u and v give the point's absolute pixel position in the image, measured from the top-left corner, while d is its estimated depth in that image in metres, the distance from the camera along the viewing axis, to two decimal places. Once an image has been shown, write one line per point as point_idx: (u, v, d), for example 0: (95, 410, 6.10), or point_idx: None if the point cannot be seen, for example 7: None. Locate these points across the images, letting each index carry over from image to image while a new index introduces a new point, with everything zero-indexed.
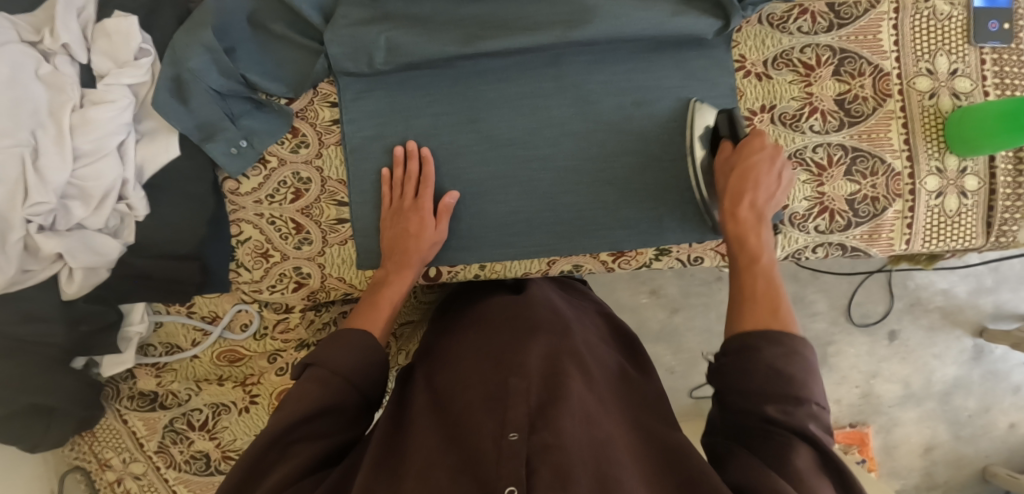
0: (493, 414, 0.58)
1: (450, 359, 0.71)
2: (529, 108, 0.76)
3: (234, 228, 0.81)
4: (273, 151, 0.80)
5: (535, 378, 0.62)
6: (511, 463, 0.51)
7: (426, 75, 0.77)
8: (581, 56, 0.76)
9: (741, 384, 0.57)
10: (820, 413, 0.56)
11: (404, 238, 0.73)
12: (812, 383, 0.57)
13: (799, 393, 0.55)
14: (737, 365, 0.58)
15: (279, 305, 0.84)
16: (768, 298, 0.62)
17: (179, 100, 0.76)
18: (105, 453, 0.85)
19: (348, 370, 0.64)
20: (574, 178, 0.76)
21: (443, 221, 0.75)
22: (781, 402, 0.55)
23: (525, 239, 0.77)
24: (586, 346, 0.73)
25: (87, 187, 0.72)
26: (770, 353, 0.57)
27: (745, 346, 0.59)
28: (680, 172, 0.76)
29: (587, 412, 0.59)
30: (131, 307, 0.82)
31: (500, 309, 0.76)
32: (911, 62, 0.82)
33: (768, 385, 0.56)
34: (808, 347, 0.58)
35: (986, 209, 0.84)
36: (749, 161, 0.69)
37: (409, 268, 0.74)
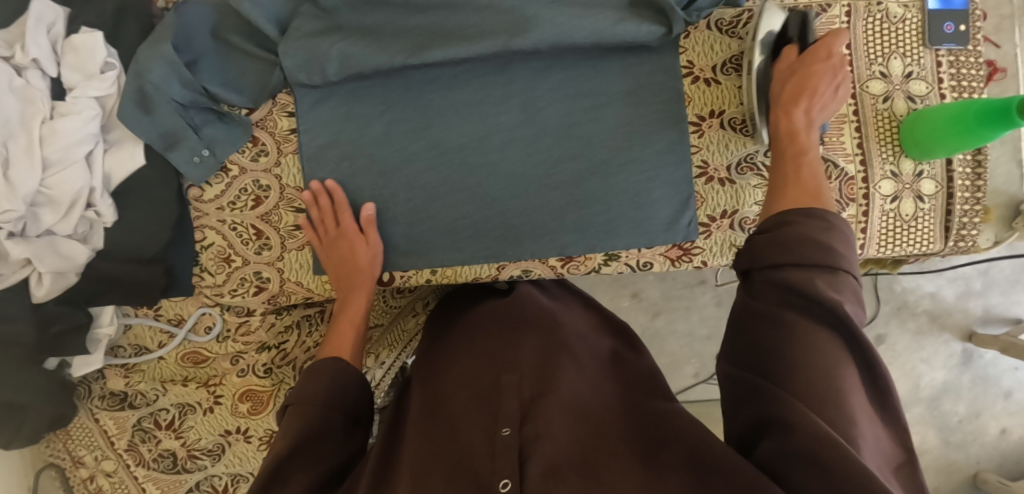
0: (486, 411, 0.64)
1: (447, 360, 0.77)
2: (477, 116, 0.78)
3: (198, 234, 0.84)
4: (234, 160, 0.82)
5: (525, 375, 0.67)
6: (505, 456, 0.56)
7: (379, 84, 0.79)
8: (528, 63, 0.77)
9: (781, 257, 0.55)
10: (855, 285, 0.54)
11: (344, 263, 0.78)
12: (846, 254, 0.55)
13: (835, 263, 0.54)
14: (774, 239, 0.57)
15: (241, 309, 0.86)
16: (805, 184, 0.63)
17: (143, 110, 0.79)
18: (78, 451, 0.90)
19: (322, 397, 0.67)
20: (522, 184, 0.78)
21: (372, 235, 0.79)
22: (826, 277, 0.53)
23: (474, 244, 0.79)
24: (580, 341, 0.78)
25: (54, 195, 0.76)
26: (809, 227, 0.56)
27: (783, 223, 0.58)
28: (629, 176, 0.77)
29: (575, 402, 0.64)
30: (101, 309, 0.85)
31: (493, 315, 0.82)
32: (864, 65, 0.81)
33: (810, 257, 0.54)
34: (844, 220, 0.57)
35: (944, 213, 0.83)
36: (812, 65, 0.70)
37: (362, 287, 0.79)
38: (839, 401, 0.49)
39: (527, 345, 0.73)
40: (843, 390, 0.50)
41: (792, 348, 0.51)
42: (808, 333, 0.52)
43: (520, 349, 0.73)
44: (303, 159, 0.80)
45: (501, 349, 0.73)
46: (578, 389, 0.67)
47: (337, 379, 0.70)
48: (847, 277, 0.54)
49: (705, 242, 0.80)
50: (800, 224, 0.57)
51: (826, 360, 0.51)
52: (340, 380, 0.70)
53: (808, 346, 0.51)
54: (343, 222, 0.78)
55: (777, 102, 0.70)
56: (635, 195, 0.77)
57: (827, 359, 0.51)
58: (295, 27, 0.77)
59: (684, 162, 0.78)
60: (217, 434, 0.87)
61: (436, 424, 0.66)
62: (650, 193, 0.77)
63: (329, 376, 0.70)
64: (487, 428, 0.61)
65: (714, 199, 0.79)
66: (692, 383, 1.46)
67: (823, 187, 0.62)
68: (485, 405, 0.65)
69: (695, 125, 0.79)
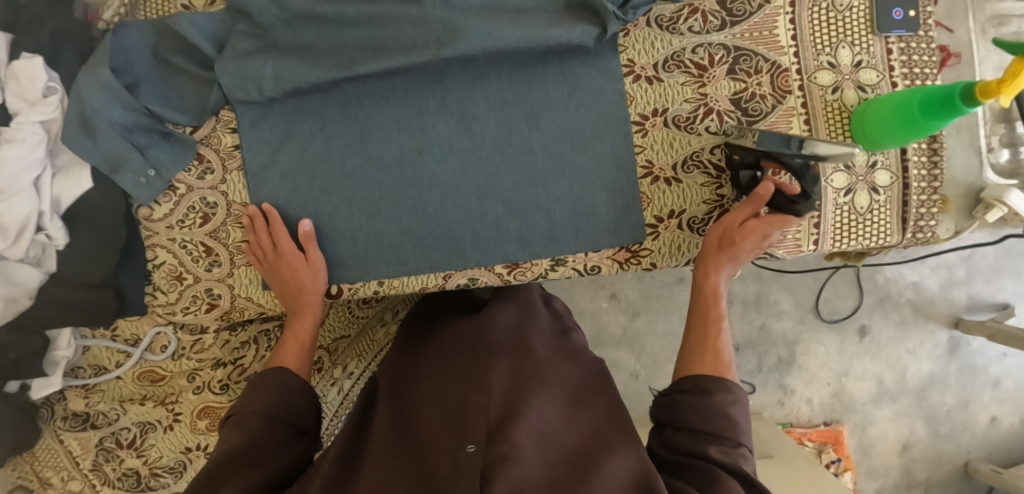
0: (453, 431, 0.66)
1: (418, 376, 0.79)
2: (415, 126, 0.78)
3: (151, 254, 0.85)
4: (181, 179, 0.82)
5: (494, 393, 0.70)
6: (467, 476, 0.58)
7: (317, 99, 0.79)
8: (464, 72, 0.77)
9: (693, 418, 0.66)
10: (750, 457, 0.65)
11: (285, 286, 0.79)
12: (742, 425, 0.67)
13: (732, 432, 0.65)
14: (694, 401, 0.67)
15: (194, 327, 0.86)
16: (715, 350, 0.72)
17: (86, 134, 0.78)
18: (46, 473, 0.90)
19: (265, 407, 0.69)
20: (464, 193, 0.78)
21: (312, 251, 0.78)
22: (721, 443, 0.64)
23: (418, 256, 0.79)
24: (549, 359, 0.80)
25: (3, 221, 0.76)
26: (719, 398, 0.67)
27: (701, 389, 0.68)
28: (566, 185, 0.77)
29: (542, 428, 0.67)
30: (57, 333, 0.85)
31: (464, 334, 0.85)
32: (811, 56, 0.78)
33: (713, 425, 0.65)
34: (745, 395, 0.68)
35: (901, 205, 0.78)
36: (754, 233, 0.73)
37: (310, 308, 0.79)
38: None
39: (497, 364, 0.75)
40: None
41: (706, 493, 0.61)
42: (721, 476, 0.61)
43: (491, 366, 0.75)
44: (247, 179, 0.80)
45: (472, 368, 0.75)
46: (546, 412, 0.69)
47: (281, 392, 0.71)
48: (744, 448, 0.65)
49: (653, 243, 0.79)
50: (715, 393, 0.67)
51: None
52: (286, 393, 0.72)
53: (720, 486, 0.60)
54: (283, 248, 0.77)
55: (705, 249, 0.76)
56: (578, 201, 0.77)
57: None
58: (229, 45, 0.77)
59: (629, 163, 0.77)
60: (178, 452, 0.88)
61: (403, 441, 0.69)
62: (588, 202, 0.77)
63: (276, 389, 0.72)
64: (453, 447, 0.63)
65: (662, 198, 0.77)
66: None
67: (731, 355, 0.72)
68: (453, 424, 0.67)
69: (639, 124, 0.77)
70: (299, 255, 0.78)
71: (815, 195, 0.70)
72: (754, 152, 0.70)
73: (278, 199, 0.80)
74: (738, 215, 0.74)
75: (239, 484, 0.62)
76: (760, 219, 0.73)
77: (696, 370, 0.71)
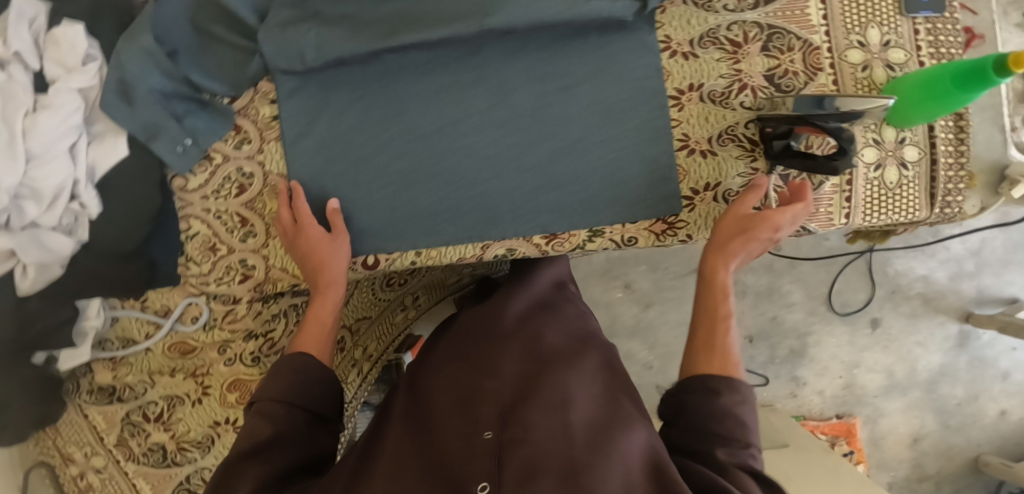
0: (467, 418, 0.71)
1: (434, 369, 0.84)
2: (452, 98, 0.79)
3: (183, 225, 0.84)
4: (218, 148, 0.83)
5: (506, 380, 0.75)
6: (482, 461, 0.63)
7: (355, 70, 0.80)
8: (503, 45, 0.78)
9: (700, 417, 0.66)
10: (757, 455, 0.66)
11: (309, 259, 0.78)
12: (750, 426, 0.66)
13: (739, 435, 0.65)
14: (701, 404, 0.66)
15: (227, 297, 0.85)
16: (722, 351, 0.70)
17: (125, 102, 0.79)
18: (68, 448, 0.89)
19: (285, 395, 0.70)
20: (501, 164, 0.79)
21: (338, 228, 0.79)
22: (728, 446, 0.64)
23: (456, 224, 0.80)
24: (560, 337, 0.84)
25: (38, 186, 0.74)
26: (727, 400, 0.66)
27: (707, 389, 0.67)
28: (600, 157, 0.78)
29: (557, 400, 0.70)
30: (87, 302, 0.84)
31: (478, 321, 0.89)
32: (841, 35, 0.80)
33: (719, 425, 0.65)
34: (753, 395, 0.67)
35: (929, 180, 0.80)
36: (768, 222, 0.73)
37: (334, 286, 0.79)
38: None
39: (508, 351, 0.80)
40: None
41: None
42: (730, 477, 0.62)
43: (501, 355, 0.79)
44: (285, 147, 0.81)
45: (485, 359, 0.80)
46: (560, 384, 0.73)
47: (299, 379, 0.72)
48: (754, 448, 0.65)
49: (689, 215, 0.79)
50: (722, 395, 0.66)
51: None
52: (304, 380, 0.73)
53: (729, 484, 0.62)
54: (306, 224, 0.77)
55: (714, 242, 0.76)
56: (613, 172, 0.78)
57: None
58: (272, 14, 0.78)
59: (664, 135, 0.78)
60: (206, 426, 0.87)
61: (421, 427, 0.73)
62: (624, 174, 0.78)
63: (297, 376, 0.72)
64: (468, 433, 0.68)
65: (697, 171, 0.79)
66: None
67: (737, 352, 0.71)
68: (467, 409, 0.72)
69: (674, 99, 0.78)
70: (321, 233, 0.78)
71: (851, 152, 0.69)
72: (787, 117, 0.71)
73: (316, 169, 0.81)
74: (743, 206, 0.75)
75: (260, 473, 0.66)
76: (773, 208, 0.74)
77: (702, 369, 0.70)
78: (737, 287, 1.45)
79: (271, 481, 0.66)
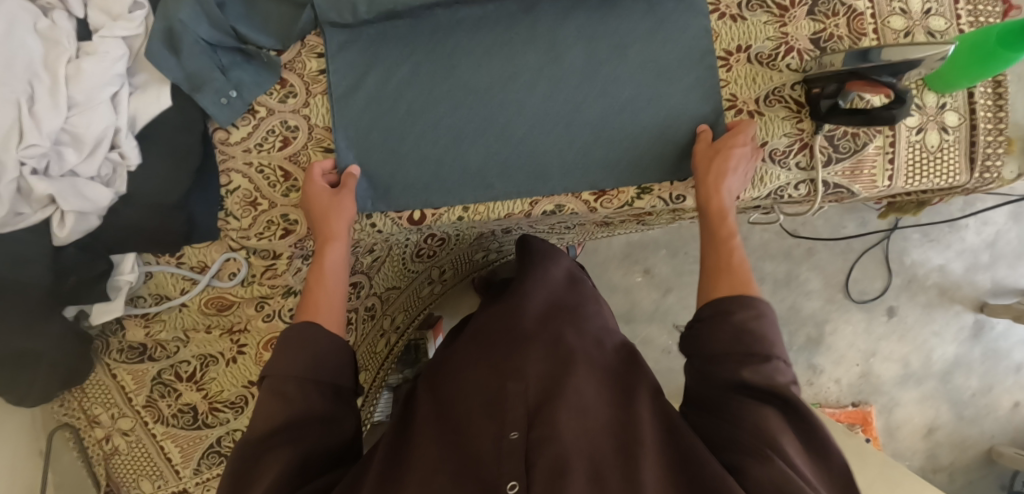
0: (492, 419, 0.67)
1: (450, 369, 0.81)
2: (505, 56, 0.79)
3: (223, 178, 0.82)
4: (262, 102, 0.82)
5: (530, 379, 0.71)
6: (512, 461, 0.61)
7: (407, 25, 0.80)
8: (554, 5, 0.79)
9: (715, 346, 0.63)
10: (787, 369, 0.61)
11: (318, 217, 0.77)
12: (775, 338, 0.62)
13: (763, 351, 0.61)
14: (717, 327, 0.64)
15: (267, 253, 0.84)
16: (733, 270, 0.68)
17: (170, 51, 0.78)
18: (93, 410, 0.88)
19: (296, 370, 0.65)
20: (552, 121, 0.79)
21: (348, 188, 0.78)
22: (753, 365, 0.61)
23: (506, 181, 0.80)
24: (580, 335, 0.81)
25: (79, 133, 0.74)
26: (740, 316, 0.63)
27: (722, 310, 0.65)
28: (648, 114, 0.79)
29: (582, 399, 0.67)
30: (122, 257, 0.83)
31: (496, 320, 0.86)
32: (884, 2, 0.80)
33: (737, 350, 0.62)
34: (771, 308, 0.64)
35: (968, 145, 0.81)
36: (728, 142, 0.75)
37: (335, 241, 0.77)
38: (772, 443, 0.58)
39: (530, 350, 0.76)
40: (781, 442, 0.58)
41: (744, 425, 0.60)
42: (752, 410, 0.60)
43: (525, 353, 0.76)
44: (331, 101, 0.81)
45: (506, 356, 0.77)
46: (584, 384, 0.70)
47: (312, 348, 0.67)
48: (779, 362, 0.61)
49: None
50: (735, 313, 0.64)
51: (770, 432, 0.58)
52: (314, 350, 0.67)
53: (753, 419, 0.59)
54: (308, 181, 0.78)
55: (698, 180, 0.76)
56: (663, 129, 0.79)
57: (769, 433, 0.58)
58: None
59: (712, 94, 0.79)
60: (240, 386, 0.86)
61: (446, 427, 0.70)
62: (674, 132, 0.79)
63: (306, 347, 0.67)
64: (494, 434, 0.65)
65: None
66: None
67: (751, 273, 0.68)
68: (492, 411, 0.68)
69: (723, 59, 0.79)
70: (324, 186, 0.79)
71: (910, 98, 0.70)
72: (837, 73, 0.72)
73: (364, 123, 0.81)
74: (734, 138, 0.76)
75: (278, 459, 0.61)
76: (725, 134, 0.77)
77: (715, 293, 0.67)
78: (756, 274, 1.46)
79: (293, 468, 0.61)
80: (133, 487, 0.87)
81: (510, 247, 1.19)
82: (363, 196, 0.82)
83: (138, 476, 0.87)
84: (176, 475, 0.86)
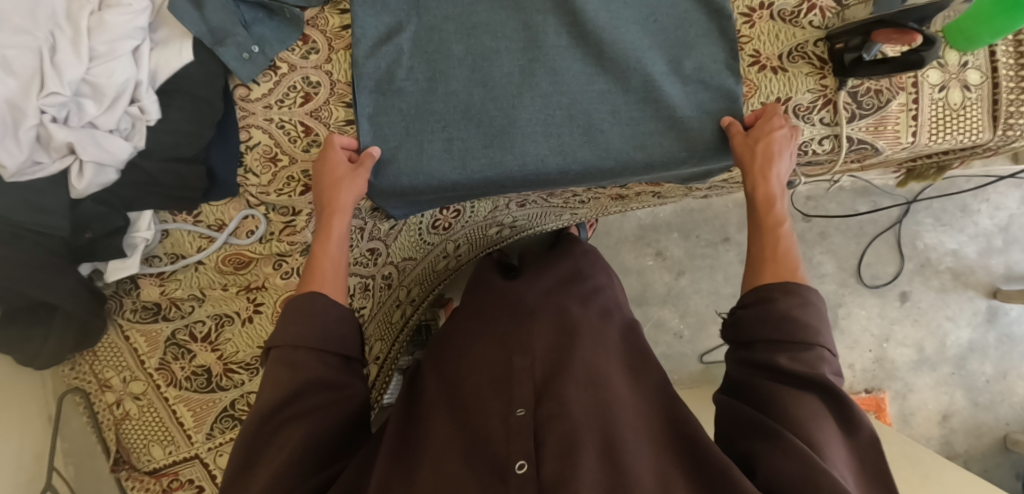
0: (499, 394, 0.68)
1: (456, 346, 0.81)
2: (542, 136, 0.79)
3: (243, 134, 0.81)
4: (283, 58, 0.81)
5: (537, 356, 0.72)
6: (520, 439, 0.61)
7: (441, 101, 0.79)
8: (591, 86, 0.79)
9: (760, 330, 0.62)
10: (830, 358, 0.60)
11: (327, 186, 0.75)
12: (820, 327, 0.61)
13: (807, 339, 0.60)
14: (757, 314, 0.63)
15: (286, 210, 0.85)
16: (782, 256, 0.68)
17: (193, 5, 0.77)
18: (105, 373, 0.89)
19: (308, 340, 0.64)
20: (589, 179, 0.81)
21: (365, 167, 0.77)
22: (791, 351, 0.59)
23: (528, 148, 0.79)
24: (588, 313, 0.82)
25: (100, 85, 0.71)
26: (785, 303, 0.62)
27: (765, 298, 0.64)
28: (673, 141, 0.79)
29: (589, 376, 0.69)
30: (138, 215, 0.81)
31: (502, 300, 0.86)
32: None
33: (781, 334, 0.60)
34: (819, 296, 0.63)
35: (991, 103, 0.80)
36: (772, 122, 0.75)
37: (341, 214, 0.75)
38: (806, 427, 0.56)
39: (536, 323, 0.78)
40: (820, 439, 0.56)
41: (781, 408, 0.58)
42: (787, 396, 0.58)
43: (531, 331, 0.76)
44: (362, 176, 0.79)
45: (514, 332, 0.77)
46: (592, 363, 0.71)
47: (321, 319, 0.66)
48: (822, 350, 0.60)
49: None
50: (779, 300, 0.63)
51: (802, 415, 0.57)
52: (324, 320, 0.66)
53: (789, 404, 0.58)
54: (329, 151, 0.76)
55: (749, 173, 0.74)
56: (693, 95, 0.79)
57: (805, 417, 0.57)
58: (360, 36, 0.79)
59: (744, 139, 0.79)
60: (256, 347, 0.88)
61: (454, 404, 0.71)
62: (708, 113, 0.78)
63: (314, 317, 0.66)
64: (502, 411, 0.65)
65: (768, 86, 0.80)
66: (718, 343, 1.43)
67: (798, 258, 0.68)
68: (500, 388, 0.69)
69: (745, 16, 0.80)
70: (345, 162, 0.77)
71: (938, 41, 0.69)
72: (862, 24, 0.72)
73: (395, 190, 0.81)
74: (770, 123, 0.75)
75: (292, 433, 0.60)
76: (762, 121, 0.76)
77: (761, 280, 0.67)
78: None
79: (305, 445, 0.59)
80: (144, 452, 0.87)
81: (524, 222, 1.13)
82: (388, 171, 0.79)
83: (148, 441, 0.87)
84: (188, 440, 0.86)
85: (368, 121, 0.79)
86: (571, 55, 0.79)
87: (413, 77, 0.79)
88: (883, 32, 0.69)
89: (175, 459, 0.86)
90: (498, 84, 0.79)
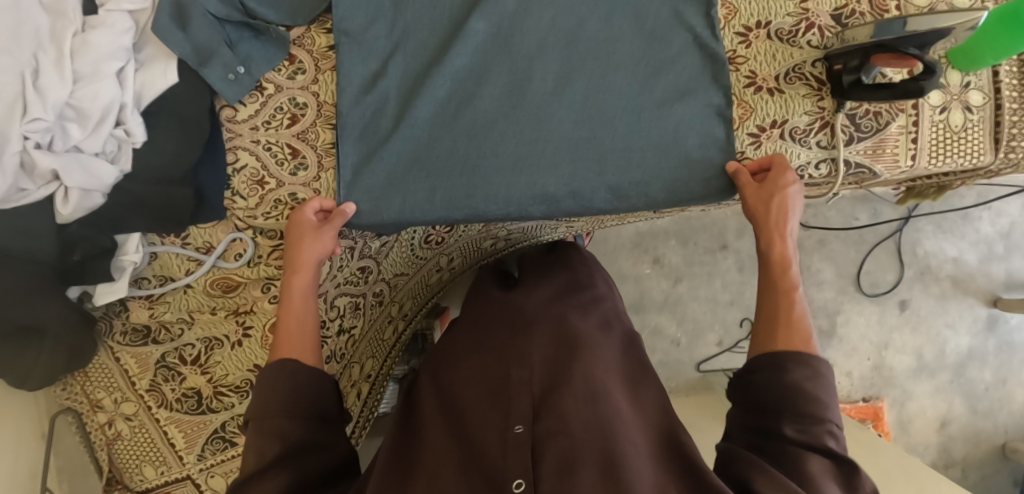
0: (496, 407, 0.67)
1: (453, 356, 0.80)
2: (534, 158, 0.77)
3: (230, 156, 0.80)
4: (270, 78, 0.80)
5: (535, 367, 0.70)
6: (517, 455, 0.61)
7: (429, 127, 0.78)
8: (580, 108, 0.77)
9: (769, 397, 0.61)
10: (836, 431, 0.60)
11: (297, 245, 0.75)
12: (828, 402, 0.60)
13: (815, 412, 0.59)
14: (767, 383, 0.62)
15: (274, 233, 0.84)
16: (791, 324, 0.66)
17: (178, 25, 0.76)
18: (96, 394, 0.89)
19: (286, 407, 0.63)
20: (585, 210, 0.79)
21: (336, 222, 0.76)
22: (796, 421, 0.59)
23: (522, 177, 0.77)
24: (588, 321, 0.80)
25: (85, 108, 0.70)
26: (796, 374, 0.61)
27: (776, 364, 0.62)
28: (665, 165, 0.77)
29: (588, 386, 0.67)
30: (126, 238, 0.81)
31: (500, 309, 0.85)
32: None
33: (791, 404, 0.60)
34: (827, 368, 0.62)
35: (993, 125, 0.78)
36: (778, 182, 0.74)
37: (302, 271, 0.74)
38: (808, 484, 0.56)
39: (535, 331, 0.76)
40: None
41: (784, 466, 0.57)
42: (793, 455, 0.57)
43: (529, 339, 0.75)
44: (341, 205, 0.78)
45: (512, 340, 0.76)
46: (594, 374, 0.70)
47: (290, 386, 0.64)
48: (830, 425, 0.60)
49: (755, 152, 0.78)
50: (791, 371, 0.61)
51: (808, 475, 0.56)
52: (294, 385, 0.65)
53: (794, 464, 0.57)
54: (299, 212, 0.76)
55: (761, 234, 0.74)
56: (686, 120, 0.77)
57: (808, 476, 0.56)
58: (346, 85, 0.79)
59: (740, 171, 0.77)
60: (245, 369, 0.87)
61: (452, 417, 0.70)
62: (702, 136, 0.77)
63: (283, 385, 0.64)
64: (500, 425, 0.65)
65: (764, 108, 0.78)
66: (715, 351, 1.42)
67: (810, 325, 0.67)
68: (496, 400, 0.68)
69: (742, 36, 0.78)
70: (314, 219, 0.77)
71: (938, 70, 0.68)
72: (861, 47, 0.70)
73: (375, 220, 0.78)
74: (780, 177, 0.74)
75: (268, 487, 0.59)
76: (768, 181, 0.74)
77: (772, 347, 0.66)
78: None
79: None
80: (136, 472, 0.87)
81: (519, 234, 1.12)
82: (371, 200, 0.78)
83: (140, 462, 0.87)
84: (180, 461, 0.86)
85: (354, 156, 0.78)
86: (558, 78, 0.77)
87: (400, 103, 0.78)
88: (881, 56, 0.68)
89: (166, 479, 0.86)
90: (486, 109, 0.77)
